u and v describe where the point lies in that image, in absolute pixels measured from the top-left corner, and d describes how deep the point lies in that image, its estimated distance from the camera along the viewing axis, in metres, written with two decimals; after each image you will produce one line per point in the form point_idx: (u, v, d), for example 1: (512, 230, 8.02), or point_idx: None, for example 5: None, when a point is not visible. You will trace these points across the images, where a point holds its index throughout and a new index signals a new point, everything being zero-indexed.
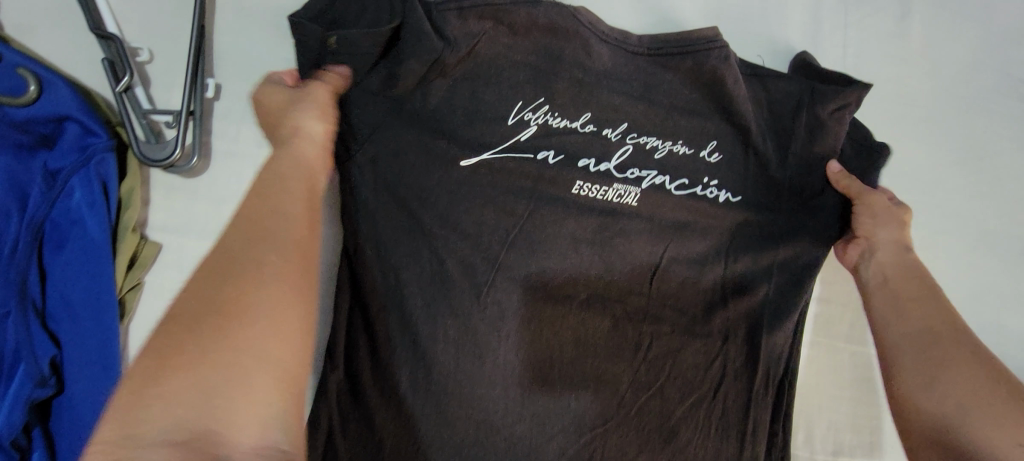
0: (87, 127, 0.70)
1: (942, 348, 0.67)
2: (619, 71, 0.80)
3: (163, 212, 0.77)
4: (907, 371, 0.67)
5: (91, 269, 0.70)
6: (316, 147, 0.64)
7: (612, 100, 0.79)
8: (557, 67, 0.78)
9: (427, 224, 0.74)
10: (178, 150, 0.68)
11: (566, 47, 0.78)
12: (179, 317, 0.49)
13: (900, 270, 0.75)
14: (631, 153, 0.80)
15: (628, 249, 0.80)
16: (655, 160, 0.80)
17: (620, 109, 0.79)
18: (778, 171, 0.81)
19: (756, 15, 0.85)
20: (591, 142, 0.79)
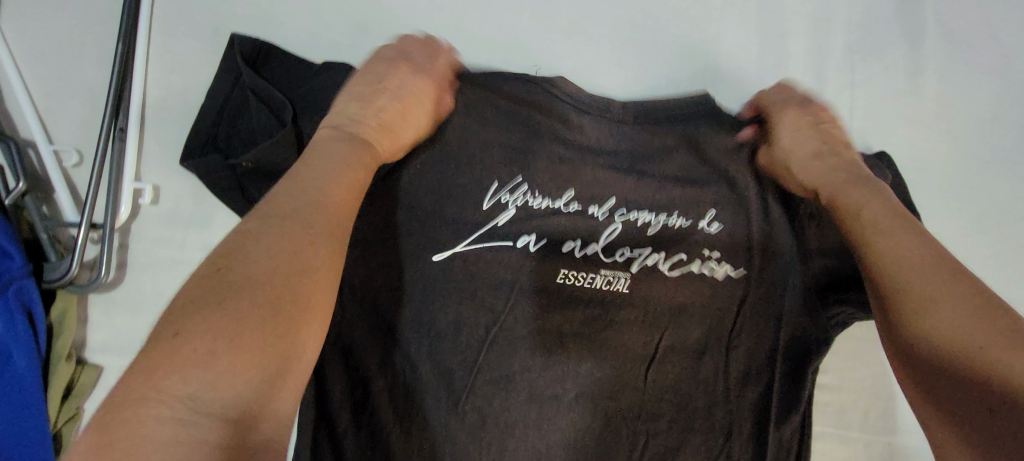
0: (6, 251, 0.57)
1: (955, 294, 0.55)
2: (603, 141, 0.74)
3: (104, 331, 0.67)
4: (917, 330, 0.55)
5: (21, 404, 0.60)
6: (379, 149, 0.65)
7: (597, 173, 0.73)
8: (534, 142, 0.72)
9: (400, 328, 0.69)
10: (75, 266, 0.59)
11: (543, 119, 0.72)
12: (211, 309, 0.46)
13: (861, 194, 0.66)
14: (619, 231, 0.73)
15: (673, 280, 0.73)
16: (648, 235, 0.74)
17: (608, 182, 0.73)
18: (782, 245, 0.75)
19: (751, 71, 0.79)
20: (577, 222, 0.72)
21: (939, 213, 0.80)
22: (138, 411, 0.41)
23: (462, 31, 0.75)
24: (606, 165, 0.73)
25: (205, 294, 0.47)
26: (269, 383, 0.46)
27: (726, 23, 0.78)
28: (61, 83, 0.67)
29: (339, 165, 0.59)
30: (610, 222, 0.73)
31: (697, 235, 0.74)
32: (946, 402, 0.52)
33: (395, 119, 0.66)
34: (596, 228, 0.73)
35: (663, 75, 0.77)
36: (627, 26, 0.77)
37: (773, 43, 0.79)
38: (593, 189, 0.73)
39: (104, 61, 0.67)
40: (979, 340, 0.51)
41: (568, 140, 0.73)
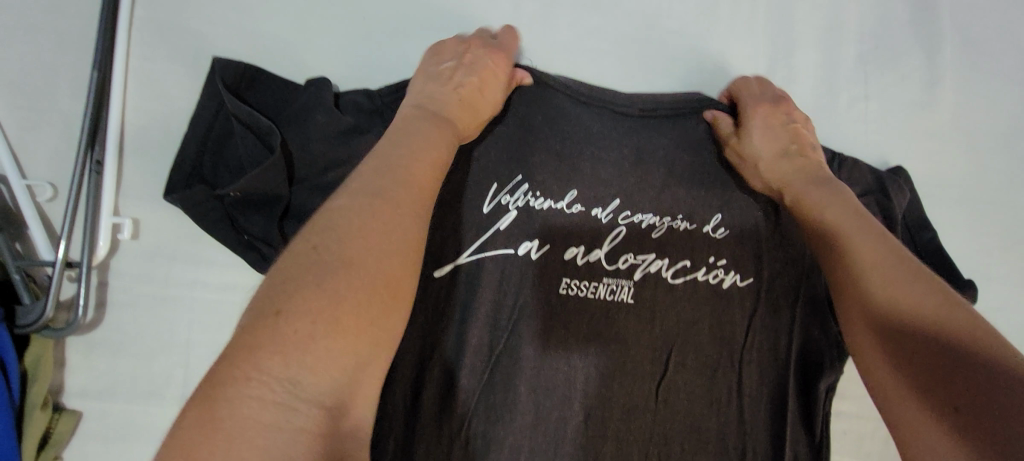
0: None
1: (921, 300, 0.54)
2: (602, 146, 0.70)
3: (81, 375, 0.60)
4: (890, 342, 0.54)
5: None
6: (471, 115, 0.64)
7: (598, 176, 0.69)
8: (534, 144, 0.69)
9: (398, 355, 0.66)
10: (51, 311, 0.54)
11: (543, 124, 0.69)
12: (314, 289, 0.44)
13: (820, 191, 0.66)
14: (620, 236, 0.69)
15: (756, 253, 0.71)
16: (651, 240, 0.70)
17: (611, 185, 0.70)
18: (793, 249, 0.71)
19: (757, 58, 0.74)
20: (579, 225, 0.69)
21: (965, 197, 0.75)
22: (248, 392, 0.39)
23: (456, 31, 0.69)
24: (607, 169, 0.70)
25: (305, 273, 0.45)
26: (359, 369, 0.45)
27: (734, 17, 0.74)
28: (26, 107, 0.59)
29: (416, 144, 0.56)
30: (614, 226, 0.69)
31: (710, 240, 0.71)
32: (916, 413, 0.50)
33: (475, 95, 0.64)
34: (600, 234, 0.69)
35: (665, 64, 0.73)
36: (631, 22, 0.72)
37: (783, 32, 0.75)
38: (594, 193, 0.69)
39: (80, 84, 0.60)
40: (947, 347, 0.51)
41: (567, 141, 0.69)
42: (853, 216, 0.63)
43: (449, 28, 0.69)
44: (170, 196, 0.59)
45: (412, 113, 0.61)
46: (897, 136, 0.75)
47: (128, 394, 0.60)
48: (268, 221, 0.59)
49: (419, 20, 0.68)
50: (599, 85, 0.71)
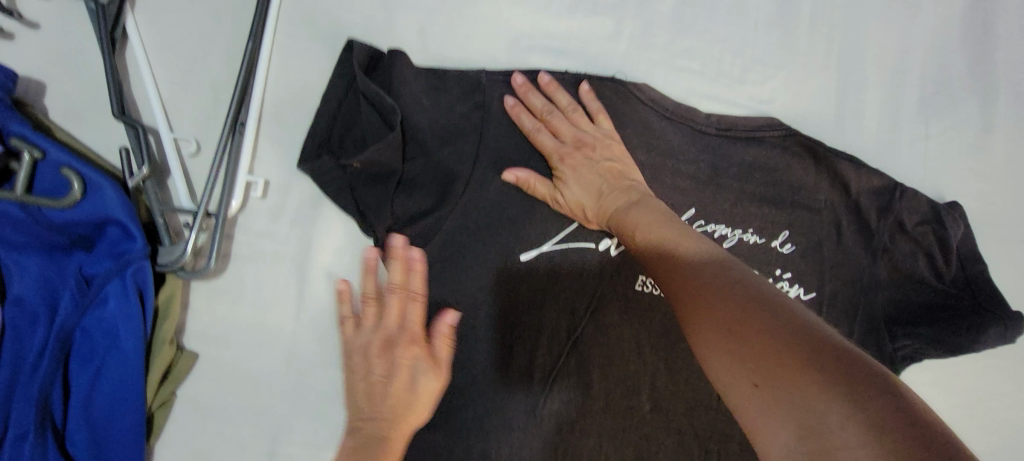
0: (127, 231, 0.57)
1: (783, 319, 0.45)
2: (408, 324, 0.63)
3: (203, 318, 0.64)
4: (764, 354, 0.44)
5: (121, 388, 0.57)
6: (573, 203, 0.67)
7: (417, 421, 0.61)
8: (524, 116, 0.69)
9: (482, 331, 0.69)
10: (188, 254, 0.59)
11: (349, 318, 0.64)
12: None
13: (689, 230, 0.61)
14: (589, 191, 0.67)
15: (627, 222, 0.63)
16: (593, 195, 0.67)
17: (416, 296, 0.63)
18: (853, 270, 0.77)
19: (829, 94, 0.81)
20: (566, 180, 0.68)
21: (1012, 237, 0.81)
22: (377, 452, 0.59)
23: (564, 40, 0.75)
24: (422, 390, 0.61)
25: (367, 459, 0.58)
26: None
27: (810, 53, 0.81)
28: (181, 71, 0.65)
29: (419, 395, 0.61)
30: (587, 182, 0.68)
31: (626, 196, 0.66)
32: (783, 422, 0.41)
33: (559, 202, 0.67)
34: (577, 191, 0.68)
35: (746, 90, 0.79)
36: (720, 48, 0.79)
37: (853, 74, 0.82)
38: (578, 156, 0.69)
39: (230, 56, 0.66)
40: (808, 354, 0.42)
41: (378, 362, 0.62)
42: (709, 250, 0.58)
43: (557, 38, 0.75)
44: (317, 177, 0.65)
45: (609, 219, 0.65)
46: (952, 176, 0.81)
47: (242, 339, 0.64)
48: (383, 195, 0.65)
49: (530, 29, 0.75)
50: (685, 104, 0.77)
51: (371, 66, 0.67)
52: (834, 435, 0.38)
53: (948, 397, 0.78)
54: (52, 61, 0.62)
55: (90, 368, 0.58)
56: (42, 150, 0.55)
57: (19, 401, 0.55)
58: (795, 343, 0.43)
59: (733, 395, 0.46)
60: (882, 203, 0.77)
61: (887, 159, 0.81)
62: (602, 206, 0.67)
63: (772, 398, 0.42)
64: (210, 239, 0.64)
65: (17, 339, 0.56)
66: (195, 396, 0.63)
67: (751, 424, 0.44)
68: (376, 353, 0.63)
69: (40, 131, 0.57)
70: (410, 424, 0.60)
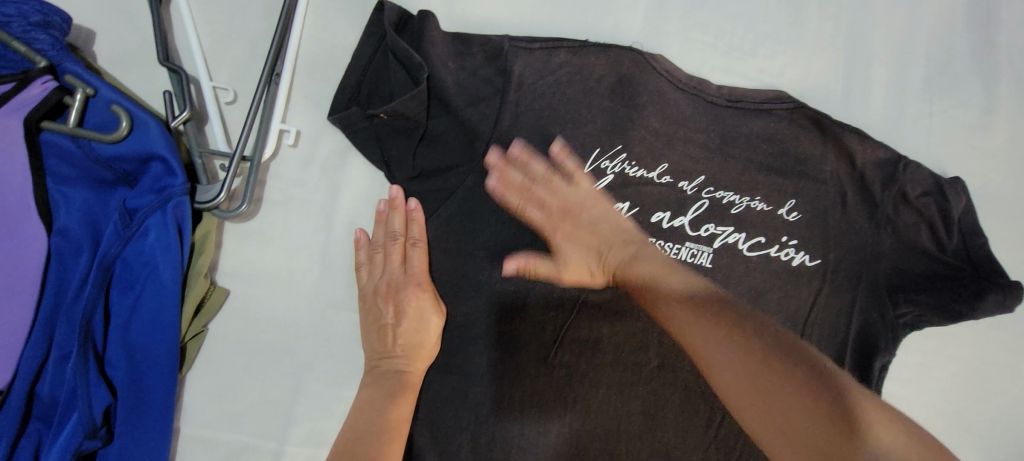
0: (169, 167, 0.60)
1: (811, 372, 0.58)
2: (410, 269, 0.68)
3: (236, 258, 0.68)
4: (787, 395, 0.56)
5: (156, 316, 0.60)
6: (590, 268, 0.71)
7: (427, 353, 0.68)
8: (529, 165, 0.72)
9: (496, 284, 0.70)
10: (224, 193, 0.62)
11: (362, 264, 0.69)
12: None
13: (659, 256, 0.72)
14: (591, 253, 0.71)
15: (637, 274, 0.70)
16: (595, 255, 0.71)
17: (417, 242, 0.69)
18: (857, 239, 0.79)
19: (836, 72, 0.84)
20: (563, 253, 0.71)
21: (1014, 214, 0.83)
22: (397, 385, 0.67)
23: (583, 10, 0.79)
24: (426, 329, 0.67)
25: (388, 390, 0.67)
26: None
27: (819, 31, 0.85)
28: (221, 25, 0.68)
29: (418, 336, 0.67)
30: (586, 243, 0.71)
31: (634, 275, 0.70)
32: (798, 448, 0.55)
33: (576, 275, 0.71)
34: (575, 248, 0.71)
35: (756, 65, 0.82)
36: (732, 23, 0.82)
37: (860, 53, 0.85)
38: (566, 225, 0.72)
39: (267, 12, 0.69)
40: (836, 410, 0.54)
41: (388, 304, 0.69)
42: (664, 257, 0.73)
43: (577, 8, 0.78)
44: (342, 128, 0.68)
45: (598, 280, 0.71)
46: (955, 154, 0.84)
47: (271, 280, 0.68)
48: (407, 147, 0.69)
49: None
50: (697, 76, 0.80)
51: (400, 27, 0.71)
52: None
53: (947, 366, 0.81)
54: (104, 12, 0.66)
55: (129, 297, 0.61)
56: (95, 88, 0.59)
57: (61, 325, 0.59)
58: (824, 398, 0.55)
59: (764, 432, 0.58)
60: (886, 175, 0.80)
61: (892, 134, 0.84)
62: (608, 262, 0.71)
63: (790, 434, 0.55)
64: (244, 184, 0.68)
65: (63, 266, 0.60)
66: (227, 331, 0.67)
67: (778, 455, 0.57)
68: (384, 297, 0.69)
69: (92, 72, 0.61)
70: (423, 359, 0.68)
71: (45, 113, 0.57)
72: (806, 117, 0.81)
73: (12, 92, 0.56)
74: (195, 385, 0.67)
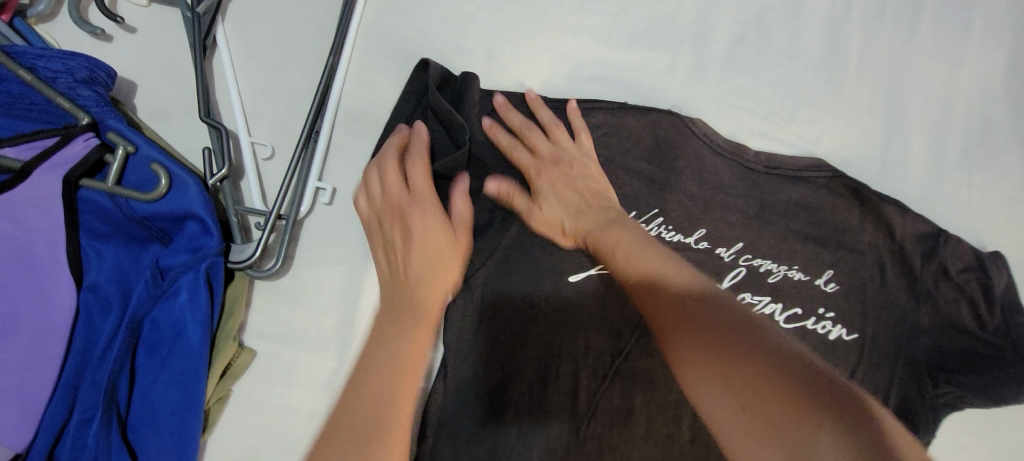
0: (205, 226, 0.58)
1: (775, 351, 0.47)
2: (424, 242, 0.65)
3: (264, 317, 0.66)
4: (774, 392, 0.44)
5: (183, 379, 0.59)
6: (561, 218, 0.68)
7: (417, 365, 0.63)
8: (509, 117, 0.71)
9: (529, 349, 0.69)
10: (258, 251, 0.61)
11: (359, 192, 0.68)
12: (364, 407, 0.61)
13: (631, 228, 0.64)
14: (568, 207, 0.68)
15: (609, 242, 0.63)
16: (572, 212, 0.68)
17: (415, 179, 0.66)
18: (896, 312, 0.77)
19: (875, 140, 0.84)
20: (543, 198, 0.69)
21: None
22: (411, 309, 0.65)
23: (623, 72, 0.78)
24: (416, 340, 0.64)
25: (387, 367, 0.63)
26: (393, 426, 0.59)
27: (857, 98, 0.84)
28: (263, 81, 0.68)
29: (409, 341, 0.64)
30: (566, 199, 0.68)
31: (609, 231, 0.64)
32: (767, 444, 0.43)
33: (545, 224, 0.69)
34: (556, 206, 0.69)
35: (794, 131, 0.81)
36: (770, 88, 0.82)
37: (898, 121, 0.84)
38: (554, 172, 0.69)
39: (309, 68, 0.69)
40: (799, 385, 0.44)
41: (388, 222, 0.67)
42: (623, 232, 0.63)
43: (617, 69, 0.78)
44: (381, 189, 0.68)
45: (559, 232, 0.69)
46: (995, 227, 0.82)
47: (298, 340, 0.66)
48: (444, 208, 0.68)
49: (591, 59, 0.78)
50: (735, 141, 0.79)
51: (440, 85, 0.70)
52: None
53: (986, 448, 0.78)
54: (148, 65, 0.66)
55: (156, 358, 0.60)
56: (135, 145, 0.58)
57: (86, 385, 0.58)
58: (776, 371, 0.46)
59: (713, 410, 0.47)
60: (926, 248, 0.78)
61: (930, 205, 0.83)
62: (580, 224, 0.67)
63: (763, 431, 0.44)
64: (278, 241, 0.67)
65: (90, 325, 0.59)
66: (251, 392, 0.65)
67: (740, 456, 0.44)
68: (387, 218, 0.67)
69: (132, 128, 0.60)
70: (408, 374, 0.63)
71: (86, 171, 0.57)
72: (846, 184, 0.79)
73: (55, 148, 0.57)
74: (214, 450, 0.64)
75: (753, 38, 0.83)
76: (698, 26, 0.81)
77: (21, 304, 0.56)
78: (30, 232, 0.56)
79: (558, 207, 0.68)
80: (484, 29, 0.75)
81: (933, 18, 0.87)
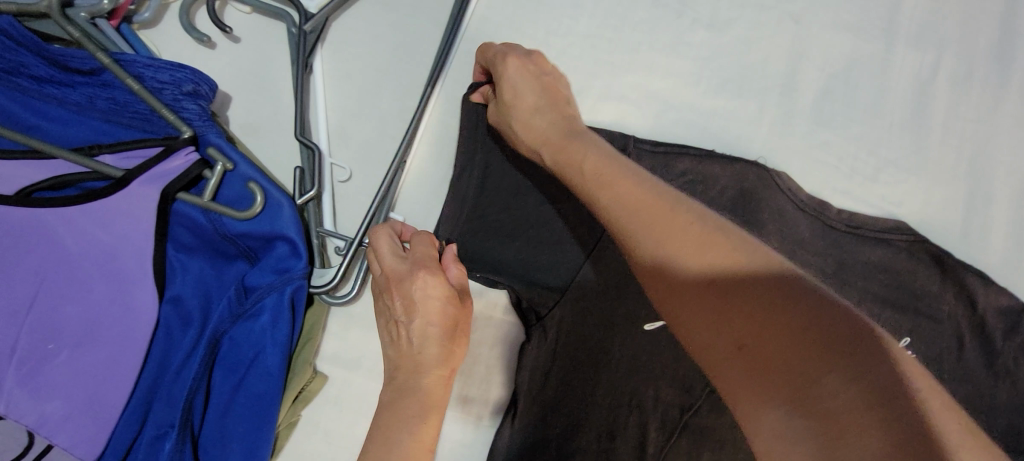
0: (295, 249, 0.58)
1: (778, 303, 0.44)
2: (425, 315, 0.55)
3: (337, 342, 0.65)
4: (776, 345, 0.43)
5: (257, 402, 0.58)
6: (527, 116, 0.62)
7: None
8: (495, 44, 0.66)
9: (598, 396, 0.67)
10: (338, 277, 0.60)
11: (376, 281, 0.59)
12: None
13: (599, 145, 0.58)
14: (529, 103, 0.62)
15: (579, 163, 0.56)
16: (530, 106, 0.62)
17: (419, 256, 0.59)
18: (977, 387, 0.74)
19: (958, 205, 0.81)
20: (506, 87, 0.62)
21: None
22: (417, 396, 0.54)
23: (708, 119, 0.77)
24: (421, 435, 0.52)
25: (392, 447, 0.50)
26: None
27: (941, 161, 0.82)
28: (356, 104, 0.68)
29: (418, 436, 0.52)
30: (522, 91, 0.62)
31: (576, 155, 0.57)
32: (772, 395, 0.43)
33: (508, 112, 0.63)
34: (521, 91, 0.62)
35: (875, 190, 0.80)
36: (854, 145, 0.81)
37: (983, 188, 0.82)
38: (522, 68, 0.63)
39: (401, 95, 0.69)
40: (807, 327, 0.43)
41: (393, 300, 0.57)
42: (608, 161, 0.55)
43: (702, 115, 0.77)
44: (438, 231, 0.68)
45: (522, 130, 0.62)
46: None
47: (369, 367, 0.65)
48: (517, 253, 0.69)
49: (676, 104, 0.77)
50: (817, 197, 0.78)
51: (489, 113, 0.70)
52: (859, 444, 0.38)
53: None
54: (245, 80, 0.66)
55: (232, 378, 0.59)
56: (234, 164, 0.58)
57: (160, 402, 0.57)
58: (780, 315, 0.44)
59: (710, 356, 0.47)
60: (1009, 324, 0.75)
61: (1012, 278, 0.80)
62: (538, 122, 0.61)
63: (760, 374, 0.44)
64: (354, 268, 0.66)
65: (170, 339, 0.58)
66: (318, 418, 0.64)
67: (738, 399, 0.45)
68: (390, 295, 0.58)
69: (230, 144, 0.60)
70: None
71: (184, 185, 0.57)
72: (926, 250, 0.77)
73: (156, 160, 0.56)
74: None
75: (839, 92, 0.81)
76: (787, 77, 0.80)
77: (105, 311, 0.56)
78: (124, 242, 0.56)
79: (527, 103, 0.62)
80: (574, 71, 0.76)
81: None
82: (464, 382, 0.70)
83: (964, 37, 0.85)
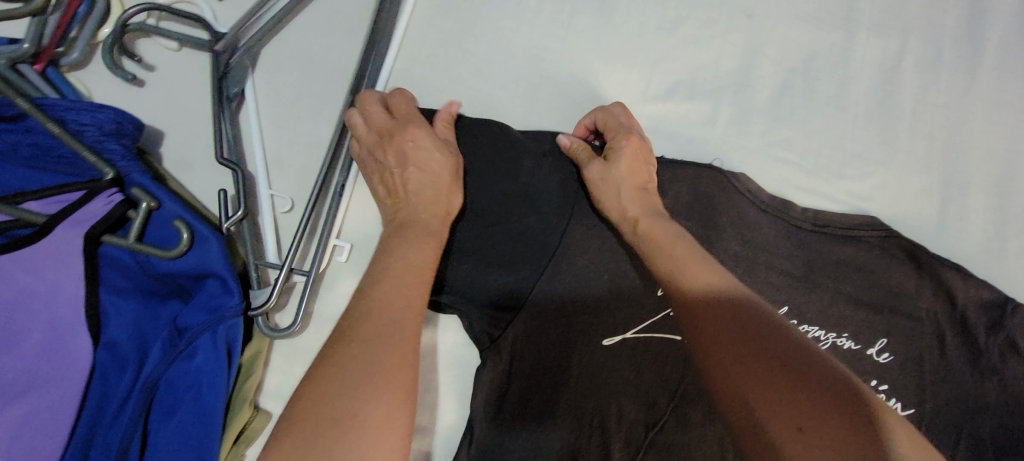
0: (226, 286, 0.57)
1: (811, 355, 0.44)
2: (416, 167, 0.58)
3: (282, 377, 0.65)
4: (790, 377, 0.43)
5: (196, 443, 0.56)
6: (629, 192, 0.63)
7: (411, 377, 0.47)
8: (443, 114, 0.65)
9: (558, 418, 0.65)
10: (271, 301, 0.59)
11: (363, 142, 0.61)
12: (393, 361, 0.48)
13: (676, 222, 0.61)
14: (634, 176, 0.64)
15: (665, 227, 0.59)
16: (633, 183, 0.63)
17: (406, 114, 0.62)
18: (960, 388, 0.69)
19: (932, 197, 0.78)
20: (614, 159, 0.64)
21: None
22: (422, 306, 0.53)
23: (660, 123, 0.75)
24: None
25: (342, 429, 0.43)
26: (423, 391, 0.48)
27: (911, 151, 0.78)
28: (292, 132, 0.67)
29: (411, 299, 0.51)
30: (630, 170, 0.64)
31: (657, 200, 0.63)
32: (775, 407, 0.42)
33: (611, 184, 0.63)
34: (624, 169, 0.64)
35: (841, 185, 0.77)
36: (816, 140, 0.78)
37: (958, 176, 0.78)
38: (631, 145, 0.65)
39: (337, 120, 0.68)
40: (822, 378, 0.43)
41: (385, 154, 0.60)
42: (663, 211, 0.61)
43: (653, 119, 0.75)
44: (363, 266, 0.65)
45: (619, 202, 0.63)
46: None
47: None
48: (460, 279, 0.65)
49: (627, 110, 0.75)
50: (779, 196, 0.75)
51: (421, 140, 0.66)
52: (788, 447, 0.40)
53: None
54: (178, 117, 0.65)
55: (170, 421, 0.57)
56: (161, 204, 0.57)
57: (97, 451, 0.55)
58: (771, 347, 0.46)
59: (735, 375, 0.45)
60: (991, 318, 0.71)
61: (994, 270, 0.76)
62: (635, 196, 0.62)
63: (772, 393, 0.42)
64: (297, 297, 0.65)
65: (105, 386, 0.57)
66: None
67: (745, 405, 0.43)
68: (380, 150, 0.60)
69: (159, 183, 0.59)
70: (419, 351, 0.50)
71: (109, 227, 0.56)
72: (901, 243, 0.73)
73: (77, 204, 0.56)
74: None
75: (799, 86, 0.78)
76: (740, 75, 0.78)
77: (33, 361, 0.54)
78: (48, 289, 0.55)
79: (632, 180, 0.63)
80: (518, 84, 0.74)
81: (996, 65, 0.81)
82: (418, 410, 0.68)
83: (930, 19, 0.82)
